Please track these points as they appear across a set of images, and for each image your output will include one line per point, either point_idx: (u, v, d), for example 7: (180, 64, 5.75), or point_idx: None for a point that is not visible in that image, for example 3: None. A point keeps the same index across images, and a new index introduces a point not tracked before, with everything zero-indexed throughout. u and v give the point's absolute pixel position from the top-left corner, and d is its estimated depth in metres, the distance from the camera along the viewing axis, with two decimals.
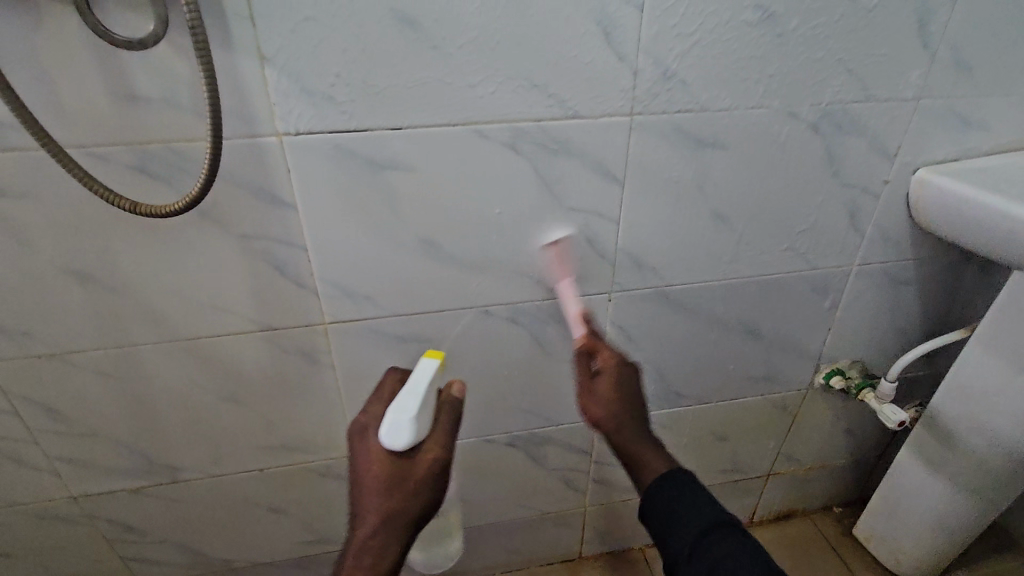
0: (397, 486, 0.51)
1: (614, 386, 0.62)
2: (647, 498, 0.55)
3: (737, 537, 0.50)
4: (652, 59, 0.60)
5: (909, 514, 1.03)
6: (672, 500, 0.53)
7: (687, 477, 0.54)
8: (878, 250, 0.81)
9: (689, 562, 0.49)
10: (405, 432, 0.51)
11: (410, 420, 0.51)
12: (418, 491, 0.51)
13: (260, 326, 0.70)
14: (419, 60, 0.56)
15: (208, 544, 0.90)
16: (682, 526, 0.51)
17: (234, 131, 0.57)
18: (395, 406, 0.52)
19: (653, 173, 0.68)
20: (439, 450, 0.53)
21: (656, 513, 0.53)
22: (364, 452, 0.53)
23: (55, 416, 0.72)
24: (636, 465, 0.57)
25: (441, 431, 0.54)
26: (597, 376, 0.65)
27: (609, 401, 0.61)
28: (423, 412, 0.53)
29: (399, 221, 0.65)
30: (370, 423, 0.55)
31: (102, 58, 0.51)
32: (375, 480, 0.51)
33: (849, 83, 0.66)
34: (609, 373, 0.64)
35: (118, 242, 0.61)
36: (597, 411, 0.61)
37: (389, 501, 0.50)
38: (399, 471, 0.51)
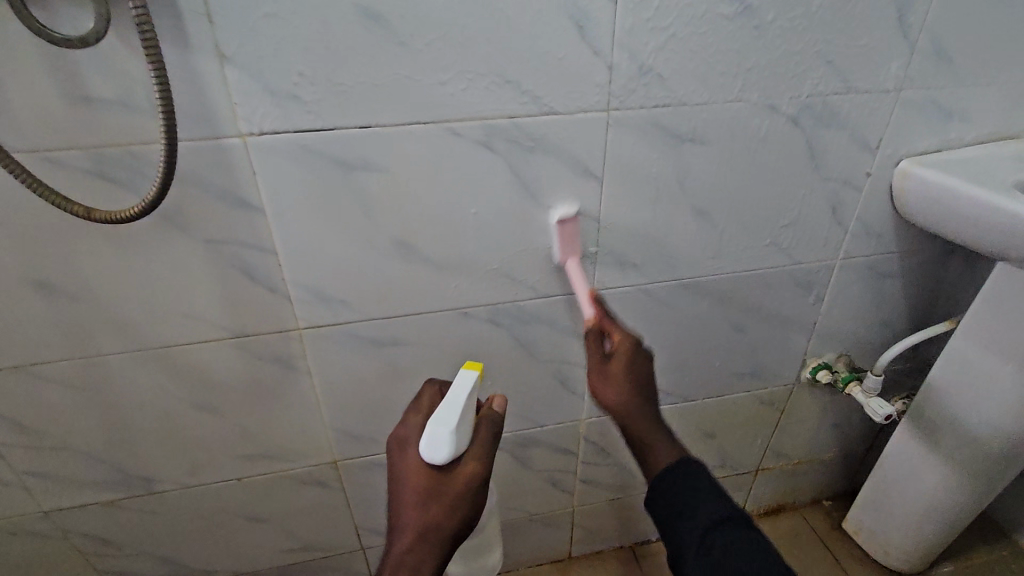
0: (436, 498, 0.52)
1: (631, 369, 0.59)
2: (656, 484, 0.54)
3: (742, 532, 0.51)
4: (628, 53, 0.59)
5: (897, 507, 1.03)
6: (681, 487, 0.53)
7: (699, 470, 0.54)
8: (862, 244, 0.81)
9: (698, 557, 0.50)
10: (443, 444, 0.52)
11: (449, 432, 0.52)
12: (456, 506, 0.52)
13: (232, 333, 0.68)
14: (385, 57, 0.54)
15: (187, 555, 0.88)
16: (692, 517, 0.51)
17: (195, 132, 0.55)
18: (434, 419, 0.53)
19: (632, 169, 0.66)
20: (476, 465, 0.54)
21: (664, 499, 0.53)
22: (404, 466, 0.55)
23: (21, 429, 0.70)
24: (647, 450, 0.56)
25: (478, 446, 0.55)
26: (608, 360, 0.61)
27: (623, 386, 0.59)
28: (462, 428, 0.54)
29: (373, 223, 0.64)
30: (409, 436, 0.57)
31: (50, 57, 0.49)
32: (414, 493, 0.52)
33: (828, 75, 0.64)
34: (624, 357, 0.60)
35: (79, 249, 0.59)
36: (609, 395, 0.59)
37: (428, 513, 0.51)
38: (438, 484, 0.52)
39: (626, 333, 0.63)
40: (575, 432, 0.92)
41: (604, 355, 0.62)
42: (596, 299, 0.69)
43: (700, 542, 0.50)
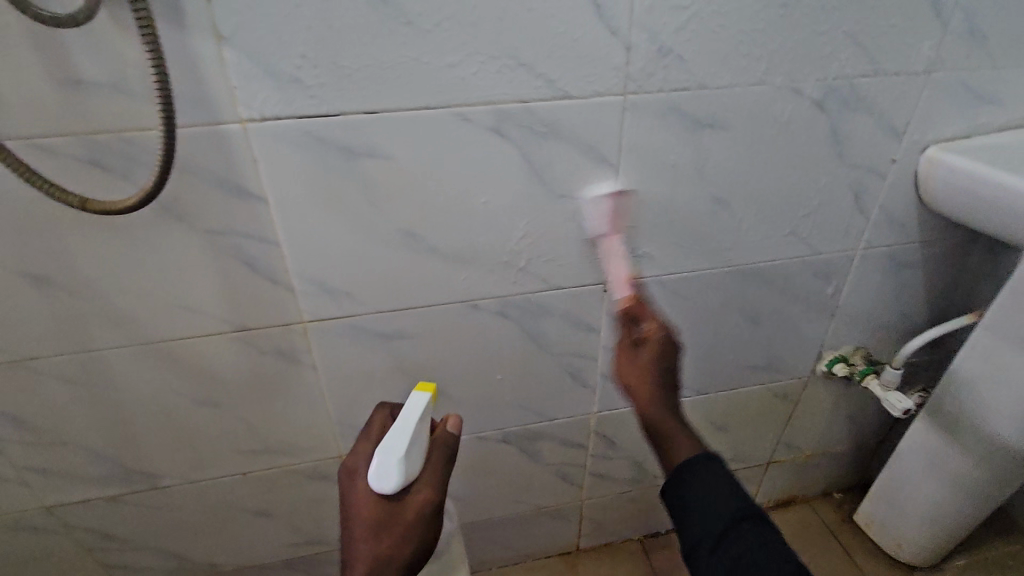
0: (387, 528, 0.51)
1: (662, 357, 0.60)
2: (673, 481, 0.51)
3: (767, 535, 0.47)
4: (647, 32, 0.56)
5: (911, 500, 1.02)
6: (701, 481, 0.50)
7: (721, 466, 0.51)
8: (884, 233, 0.78)
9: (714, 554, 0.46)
10: (394, 474, 0.51)
11: (397, 461, 0.51)
12: (408, 536, 0.51)
13: (234, 326, 0.66)
14: (392, 38, 0.51)
15: (193, 549, 0.87)
16: (711, 513, 0.48)
17: (193, 118, 0.52)
18: (384, 446, 0.52)
19: (649, 156, 0.64)
20: (428, 492, 0.53)
21: (685, 492, 0.50)
22: (353, 496, 0.53)
23: (21, 426, 0.68)
24: (666, 444, 0.55)
25: (430, 471, 0.54)
26: (640, 345, 0.62)
27: (647, 367, 0.59)
28: (413, 453, 0.53)
29: (379, 213, 0.61)
30: (359, 463, 0.55)
31: (39, 39, 0.46)
32: (363, 525, 0.51)
33: (856, 56, 0.61)
34: (654, 342, 0.61)
35: (74, 241, 0.57)
36: (631, 376, 0.59)
37: (379, 546, 0.50)
38: (389, 514, 0.51)
39: (661, 323, 0.64)
40: (585, 425, 0.90)
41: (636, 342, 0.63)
42: (632, 282, 0.70)
43: (716, 539, 0.47)
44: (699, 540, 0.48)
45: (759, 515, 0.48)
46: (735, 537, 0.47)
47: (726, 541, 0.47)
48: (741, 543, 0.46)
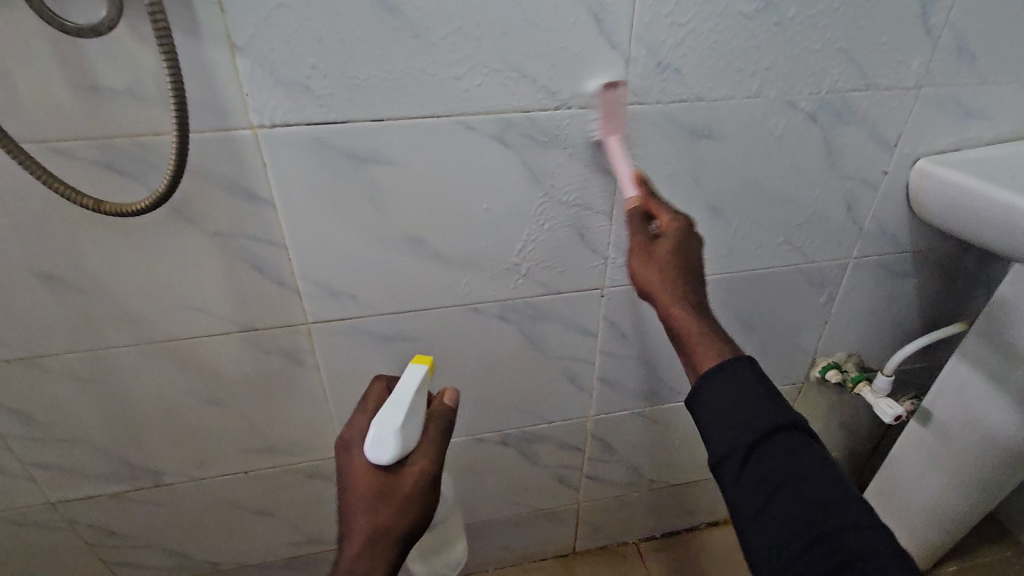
0: (383, 501, 0.52)
1: (677, 251, 0.58)
2: (698, 390, 0.51)
3: (790, 445, 0.47)
4: (646, 47, 0.57)
5: (902, 507, 1.03)
6: (729, 396, 0.49)
7: (746, 370, 0.50)
8: (876, 243, 0.80)
9: (743, 471, 0.47)
10: (389, 445, 0.52)
11: (393, 433, 0.52)
12: (406, 506, 0.52)
13: (241, 327, 0.68)
14: (399, 50, 0.53)
15: (194, 546, 0.88)
16: (736, 428, 0.48)
17: (206, 124, 0.54)
18: (380, 419, 0.53)
19: (648, 166, 0.65)
20: (426, 463, 0.54)
21: (711, 407, 0.50)
22: (352, 469, 0.54)
23: (29, 422, 0.70)
24: (693, 353, 0.54)
25: (428, 443, 0.55)
26: (655, 240, 0.60)
27: (668, 268, 0.58)
28: (409, 426, 0.53)
29: (384, 217, 0.63)
30: (355, 436, 0.56)
31: (62, 48, 0.48)
32: (360, 497, 0.52)
33: (849, 71, 0.63)
34: (671, 238, 0.59)
35: (87, 241, 0.58)
36: (652, 280, 0.58)
37: (377, 517, 0.51)
38: (385, 486, 0.52)
39: (675, 216, 0.60)
40: (583, 429, 0.91)
41: (650, 236, 0.60)
42: (641, 179, 0.62)
43: (745, 453, 0.47)
44: (727, 453, 0.48)
45: (787, 423, 0.48)
46: (765, 450, 0.47)
47: (755, 455, 0.47)
48: (770, 456, 0.47)
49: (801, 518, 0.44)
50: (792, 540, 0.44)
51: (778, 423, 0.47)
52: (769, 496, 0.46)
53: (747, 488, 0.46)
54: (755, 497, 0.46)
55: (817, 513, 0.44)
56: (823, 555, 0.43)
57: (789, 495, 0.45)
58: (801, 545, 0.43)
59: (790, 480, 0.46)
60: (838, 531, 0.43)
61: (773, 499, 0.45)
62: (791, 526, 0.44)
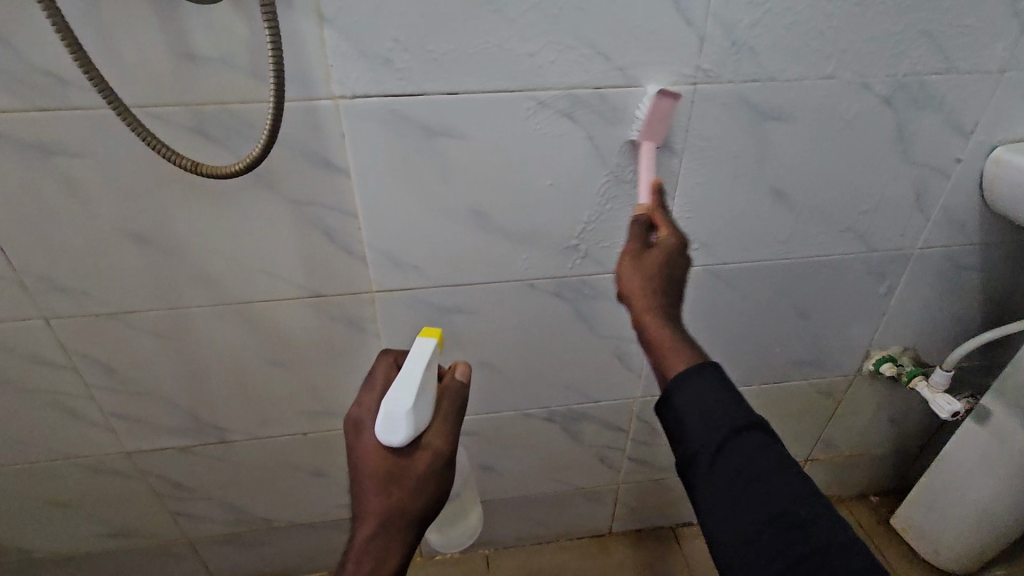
0: (396, 482, 0.51)
1: (665, 261, 0.58)
2: (671, 394, 0.50)
3: (761, 441, 0.47)
4: (721, 26, 0.57)
5: (951, 508, 1.01)
6: (696, 396, 0.49)
7: (716, 373, 0.50)
8: (943, 233, 0.78)
9: (713, 468, 0.46)
10: (403, 426, 0.50)
11: (406, 415, 0.50)
12: (420, 487, 0.51)
13: (309, 293, 0.71)
14: (478, 24, 0.54)
15: (251, 503, 0.93)
16: (711, 426, 0.48)
17: (292, 94, 0.56)
18: (390, 397, 0.50)
19: (714, 147, 0.65)
20: (440, 441, 0.53)
21: (684, 407, 0.49)
22: (361, 449, 0.53)
23: (110, 374, 0.74)
24: (666, 356, 0.53)
25: (441, 420, 0.54)
26: (649, 249, 0.60)
27: (648, 275, 0.57)
28: (421, 403, 0.51)
29: (449, 190, 0.64)
30: (366, 417, 0.55)
31: (165, 17, 0.51)
32: (372, 477, 0.51)
33: (929, 54, 0.62)
34: (664, 249, 0.58)
35: (175, 204, 0.62)
36: (632, 283, 0.57)
37: (390, 499, 0.51)
38: (398, 467, 0.51)
39: (674, 233, 0.60)
40: (628, 410, 0.92)
41: (645, 245, 0.61)
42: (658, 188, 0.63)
43: (715, 452, 0.47)
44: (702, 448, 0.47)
45: (756, 420, 0.48)
46: (732, 449, 0.47)
47: (724, 452, 0.47)
48: (739, 453, 0.47)
49: (766, 516, 0.44)
50: (764, 531, 0.44)
51: (748, 422, 0.47)
52: (742, 490, 0.45)
53: (720, 483, 0.46)
54: (724, 492, 0.46)
55: (784, 508, 0.44)
56: (791, 548, 0.43)
57: (760, 489, 0.45)
58: (771, 535, 0.43)
59: (760, 475, 0.45)
60: (813, 519, 0.44)
61: (746, 493, 0.45)
62: (761, 520, 0.44)
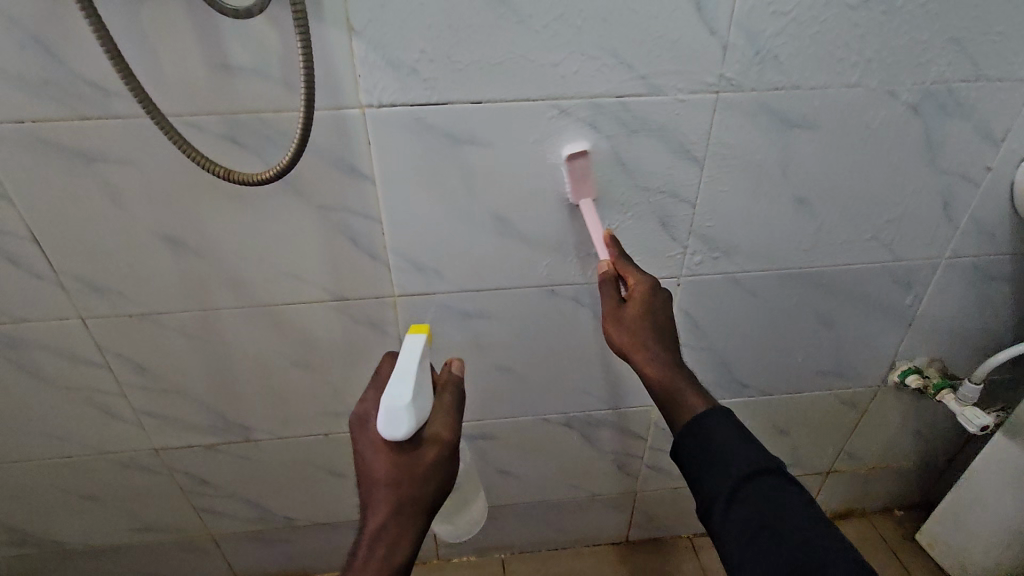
0: (406, 472, 0.50)
1: (647, 312, 0.58)
2: (685, 436, 0.53)
3: (774, 487, 0.49)
4: (745, 35, 0.57)
5: (979, 524, 0.98)
6: (709, 444, 0.51)
7: (728, 422, 0.52)
8: (972, 243, 0.76)
9: (727, 514, 0.48)
10: (405, 420, 0.49)
11: (407, 408, 0.49)
12: (429, 476, 0.51)
13: (333, 296, 0.72)
14: (503, 35, 0.55)
15: (273, 501, 0.95)
16: (721, 470, 0.50)
17: (321, 103, 0.58)
18: (388, 393, 0.50)
19: (738, 155, 0.65)
20: (445, 431, 0.52)
21: (695, 456, 0.52)
22: (369, 444, 0.52)
23: (142, 372, 0.77)
24: (676, 400, 0.56)
25: (444, 411, 0.55)
26: (624, 304, 0.60)
27: (636, 333, 0.58)
28: (420, 398, 0.51)
29: (473, 197, 0.65)
30: (369, 411, 0.54)
31: (202, 30, 0.53)
32: (381, 469, 0.50)
33: (958, 61, 0.61)
34: (641, 301, 0.59)
35: (207, 209, 0.64)
36: (624, 344, 0.58)
37: (400, 489, 0.49)
38: (406, 458, 0.50)
39: (642, 276, 0.61)
40: (647, 417, 0.92)
41: (620, 300, 0.60)
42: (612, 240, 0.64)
43: (727, 497, 0.49)
44: (714, 495, 0.50)
45: (769, 466, 0.50)
46: (745, 495, 0.48)
47: (737, 498, 0.49)
48: (750, 499, 0.48)
49: (781, 560, 0.45)
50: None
51: (758, 467, 0.49)
52: (754, 535, 0.46)
53: (732, 530, 0.47)
54: (736, 537, 0.47)
55: (798, 553, 0.45)
56: None
57: (774, 534, 0.46)
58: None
59: (771, 520, 0.47)
60: (820, 566, 0.44)
61: (758, 539, 0.46)
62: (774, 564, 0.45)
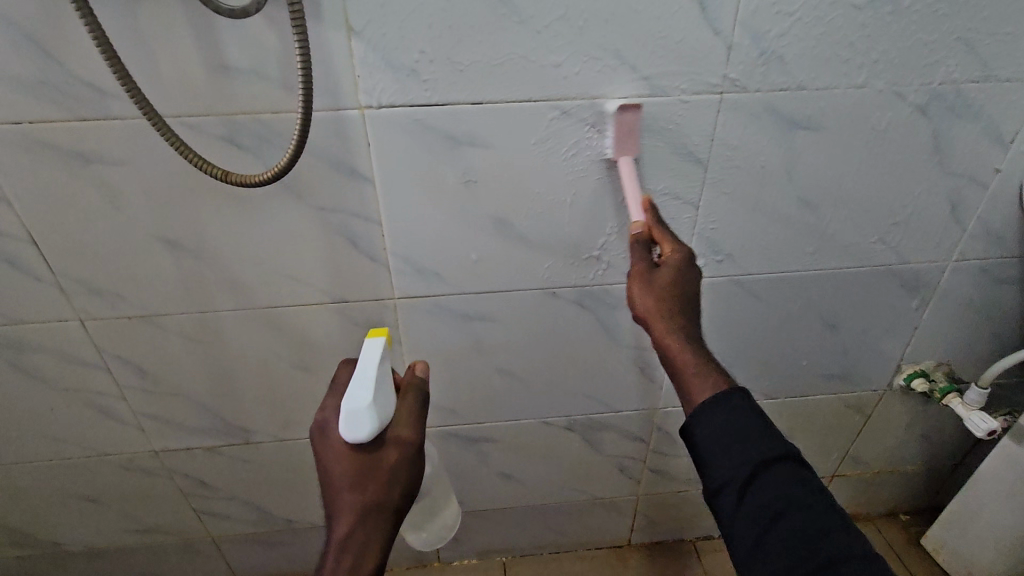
0: (370, 476, 0.50)
1: (675, 281, 0.57)
2: (695, 424, 0.51)
3: (789, 474, 0.47)
4: (750, 35, 0.56)
5: (987, 530, 0.97)
6: (721, 431, 0.49)
7: (743, 405, 0.50)
8: (981, 245, 0.75)
9: (740, 501, 0.47)
10: (366, 420, 0.50)
11: (367, 408, 0.50)
12: (393, 479, 0.51)
13: (333, 298, 0.72)
14: (503, 36, 0.55)
15: (274, 503, 0.94)
16: (735, 458, 0.48)
17: (320, 105, 0.57)
18: (349, 396, 0.51)
19: (742, 157, 0.64)
20: (408, 432, 0.53)
21: (706, 442, 0.50)
22: (331, 450, 0.52)
23: (142, 374, 0.77)
24: (686, 382, 0.54)
25: (407, 413, 0.55)
26: (656, 268, 0.58)
27: (661, 297, 0.56)
28: (380, 399, 0.52)
29: (474, 199, 0.65)
30: (330, 418, 0.54)
31: (200, 31, 0.52)
32: (342, 476, 0.50)
33: (967, 61, 0.60)
34: (671, 269, 0.57)
35: (205, 211, 0.63)
36: (647, 304, 0.56)
37: (365, 493, 0.50)
38: (366, 462, 0.51)
39: (677, 245, 0.59)
40: (650, 420, 0.91)
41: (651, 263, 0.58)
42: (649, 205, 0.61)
43: (742, 486, 0.47)
44: (726, 483, 0.48)
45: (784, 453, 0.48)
46: (760, 483, 0.47)
47: (752, 486, 0.47)
48: (764, 490, 0.47)
49: (796, 548, 0.44)
50: (791, 568, 0.44)
51: (774, 455, 0.48)
52: (768, 524, 0.46)
53: (745, 518, 0.47)
54: (751, 526, 0.46)
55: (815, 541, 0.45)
56: None
57: (789, 523, 0.45)
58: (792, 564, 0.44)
59: (785, 509, 0.46)
60: (834, 558, 0.44)
61: (773, 526, 0.46)
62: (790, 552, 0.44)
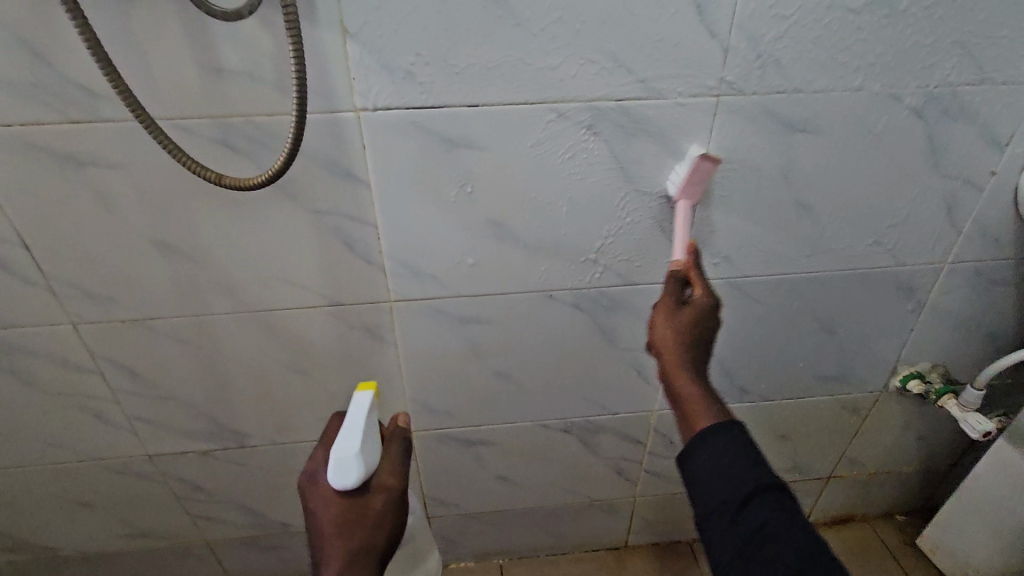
0: (356, 522, 0.50)
1: (695, 318, 0.58)
2: (694, 447, 0.51)
3: (784, 501, 0.47)
4: (747, 37, 0.56)
5: (982, 531, 0.97)
6: (719, 452, 0.50)
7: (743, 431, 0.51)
8: (976, 247, 0.75)
9: (734, 521, 0.47)
10: (353, 469, 0.50)
11: (354, 457, 0.50)
12: (379, 525, 0.51)
13: (329, 301, 0.71)
14: (500, 38, 0.54)
15: (269, 507, 0.94)
16: (732, 480, 0.48)
17: (315, 107, 0.57)
18: (337, 445, 0.51)
19: (739, 159, 0.64)
20: (392, 479, 0.53)
21: (704, 463, 0.50)
22: (321, 496, 0.52)
23: (136, 378, 0.76)
24: (689, 414, 0.54)
25: (392, 459, 0.55)
26: (681, 307, 0.60)
27: (681, 334, 0.58)
28: (368, 448, 0.52)
29: (471, 202, 0.64)
30: (319, 467, 0.54)
31: (193, 32, 0.52)
32: (330, 524, 0.50)
33: (963, 64, 0.60)
34: (694, 309, 0.59)
35: (199, 214, 0.63)
36: (663, 338, 0.58)
37: (351, 539, 0.49)
38: (354, 509, 0.51)
39: (708, 291, 0.60)
40: (646, 423, 0.91)
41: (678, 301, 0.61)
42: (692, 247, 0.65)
43: (737, 505, 0.47)
44: (721, 504, 0.48)
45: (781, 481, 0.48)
46: (755, 505, 0.47)
47: (746, 508, 0.47)
48: (757, 512, 0.46)
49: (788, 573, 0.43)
50: None
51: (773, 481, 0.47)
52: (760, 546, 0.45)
53: (736, 539, 0.46)
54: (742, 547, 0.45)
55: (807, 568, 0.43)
56: None
57: (781, 547, 0.44)
58: None
59: (777, 533, 0.45)
60: None
61: (764, 548, 0.45)
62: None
